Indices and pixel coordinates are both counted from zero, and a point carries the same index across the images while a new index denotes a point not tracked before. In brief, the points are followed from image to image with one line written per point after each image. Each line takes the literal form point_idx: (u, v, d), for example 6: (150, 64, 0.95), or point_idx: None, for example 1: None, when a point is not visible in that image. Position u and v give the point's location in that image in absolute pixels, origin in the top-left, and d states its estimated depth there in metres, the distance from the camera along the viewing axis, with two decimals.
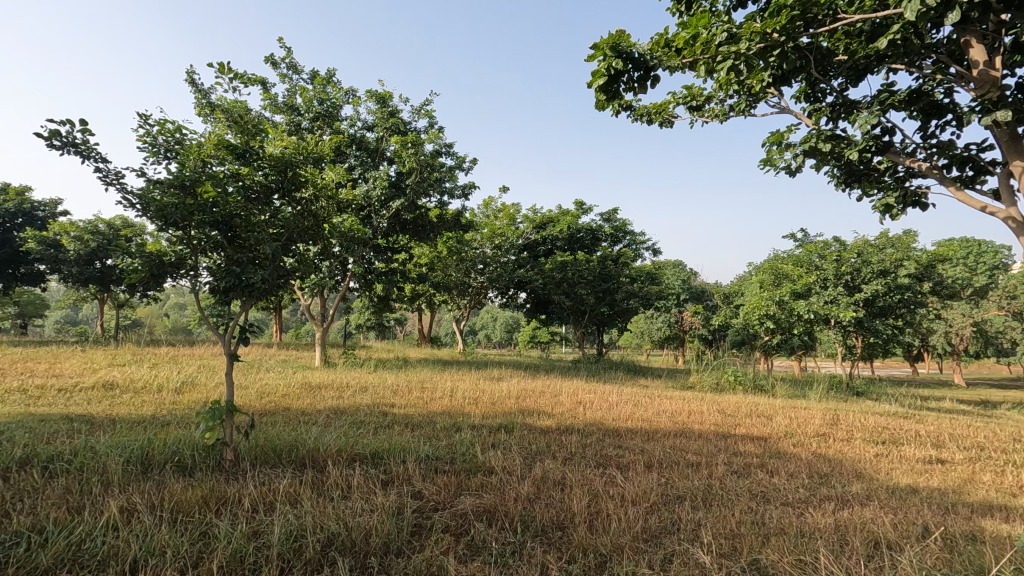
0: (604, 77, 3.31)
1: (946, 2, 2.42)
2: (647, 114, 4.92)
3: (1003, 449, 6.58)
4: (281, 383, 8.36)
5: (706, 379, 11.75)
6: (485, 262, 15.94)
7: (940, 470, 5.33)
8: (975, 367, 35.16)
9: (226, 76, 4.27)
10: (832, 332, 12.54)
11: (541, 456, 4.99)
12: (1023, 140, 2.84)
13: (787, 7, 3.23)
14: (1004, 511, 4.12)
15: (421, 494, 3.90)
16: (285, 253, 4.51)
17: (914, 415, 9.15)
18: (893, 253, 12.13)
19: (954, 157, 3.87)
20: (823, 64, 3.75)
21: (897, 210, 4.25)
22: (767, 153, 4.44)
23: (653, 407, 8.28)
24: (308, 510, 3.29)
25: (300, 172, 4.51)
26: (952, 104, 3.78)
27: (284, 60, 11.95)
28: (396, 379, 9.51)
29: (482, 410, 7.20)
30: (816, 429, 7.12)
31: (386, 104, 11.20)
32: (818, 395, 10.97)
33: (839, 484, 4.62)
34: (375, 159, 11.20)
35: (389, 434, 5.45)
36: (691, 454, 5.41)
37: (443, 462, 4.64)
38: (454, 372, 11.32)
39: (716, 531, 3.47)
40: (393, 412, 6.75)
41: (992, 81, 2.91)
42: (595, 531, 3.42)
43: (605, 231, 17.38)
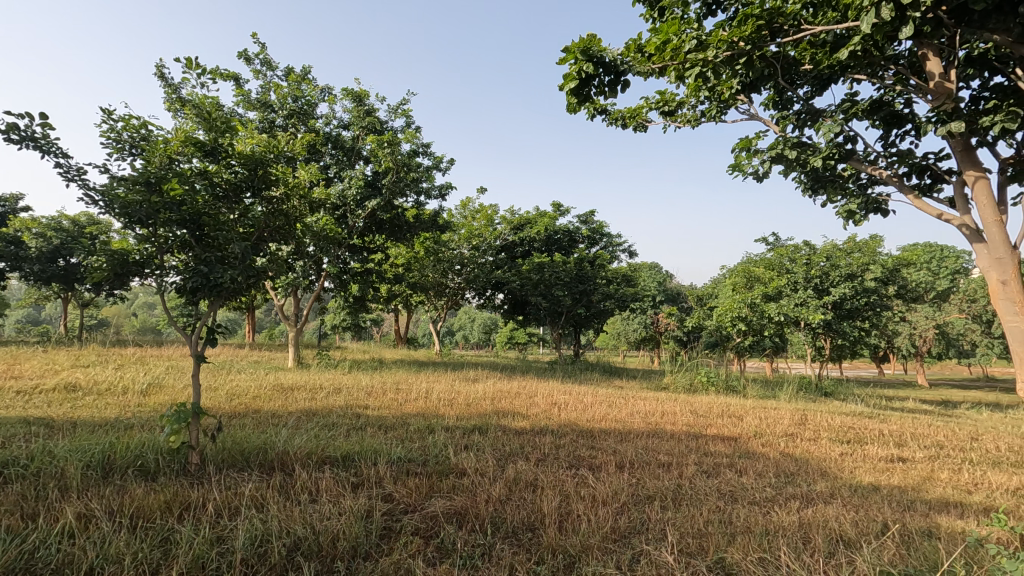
0: (575, 81, 3.33)
1: (901, 15, 2.50)
2: (622, 118, 4.97)
3: (961, 447, 6.82)
4: (253, 385, 8.19)
5: (680, 380, 11.94)
6: (463, 262, 15.90)
7: (901, 468, 5.50)
8: (939, 368, 36.30)
9: (194, 71, 4.17)
10: (802, 334, 12.85)
11: (515, 458, 5.00)
12: (975, 151, 2.95)
13: (753, 16, 3.30)
14: (959, 507, 4.28)
15: (391, 496, 3.87)
16: (256, 252, 4.43)
17: (878, 415, 9.43)
18: (860, 257, 12.44)
19: (914, 165, 4.01)
20: (789, 73, 3.84)
21: (859, 216, 4.37)
22: (736, 158, 4.52)
23: (627, 407, 8.37)
24: (274, 515, 3.23)
25: (271, 170, 4.43)
26: (912, 114, 3.90)
27: (257, 56, 11.73)
28: (370, 381, 9.42)
29: (457, 411, 7.18)
30: (784, 429, 7.27)
31: (362, 103, 11.07)
32: (788, 395, 11.23)
33: (804, 482, 4.73)
34: (351, 158, 11.06)
35: (361, 436, 5.40)
36: (662, 454, 5.47)
37: (415, 464, 4.62)
38: (430, 374, 11.27)
39: (684, 531, 3.53)
40: (367, 413, 6.68)
41: (946, 93, 3.02)
42: (565, 532, 3.44)
43: (582, 233, 17.51)
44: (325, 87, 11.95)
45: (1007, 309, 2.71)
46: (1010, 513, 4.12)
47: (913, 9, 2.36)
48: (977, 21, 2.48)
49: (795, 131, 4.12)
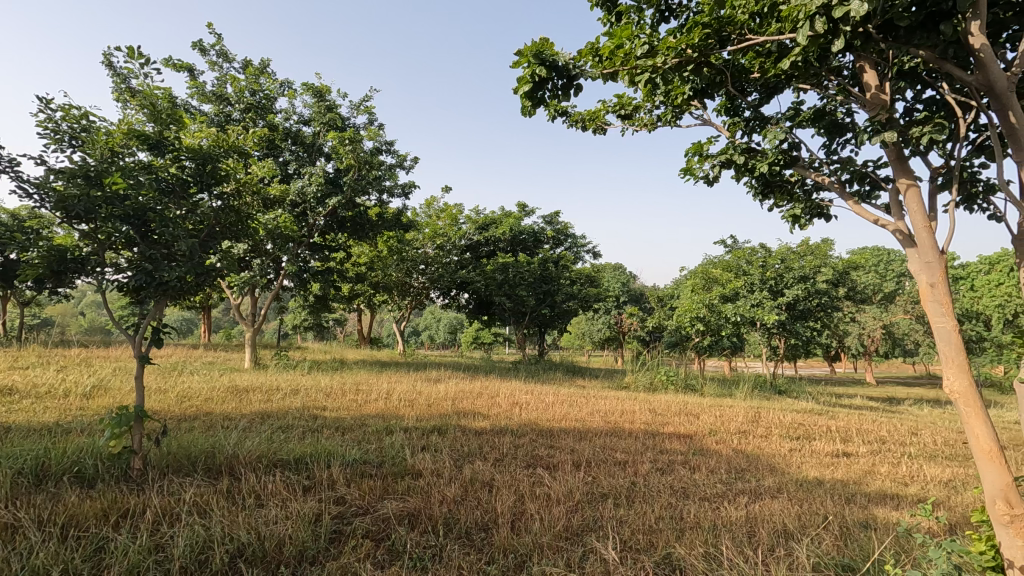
0: (529, 84, 3.26)
1: (834, 28, 2.60)
2: (582, 120, 5.03)
3: (901, 442, 7.16)
4: (206, 387, 7.92)
5: (640, 380, 12.14)
6: (427, 262, 15.76)
7: (845, 462, 5.73)
8: (885, 366, 37.97)
9: (140, 61, 4.02)
10: (757, 333, 13.26)
11: (473, 458, 5.00)
12: (907, 159, 3.09)
13: (702, 25, 3.37)
14: (894, 499, 4.49)
15: (343, 500, 3.79)
16: (205, 250, 4.26)
17: (827, 412, 9.80)
18: (812, 260, 12.88)
19: (854, 172, 4.16)
20: (738, 80, 3.93)
21: (804, 221, 4.52)
22: (688, 162, 4.59)
23: (588, 406, 8.45)
24: (217, 520, 3.13)
25: (221, 165, 4.29)
26: (852, 124, 4.04)
27: (213, 47, 11.36)
28: (330, 382, 9.23)
29: (417, 412, 7.11)
30: (738, 426, 7.48)
31: (323, 98, 10.84)
32: (743, 393, 11.56)
33: (753, 478, 4.89)
34: (311, 154, 10.80)
35: (317, 438, 5.30)
36: (619, 453, 5.55)
37: (370, 466, 4.55)
38: (391, 374, 11.14)
39: (635, 527, 3.59)
40: (324, 415, 6.56)
41: (882, 105, 3.15)
42: (517, 531, 3.45)
43: (547, 233, 17.63)
44: (284, 82, 11.67)
45: (935, 311, 2.64)
46: (940, 504, 4.35)
47: (844, 23, 2.46)
48: (903, 37, 2.61)
49: (744, 137, 4.22)
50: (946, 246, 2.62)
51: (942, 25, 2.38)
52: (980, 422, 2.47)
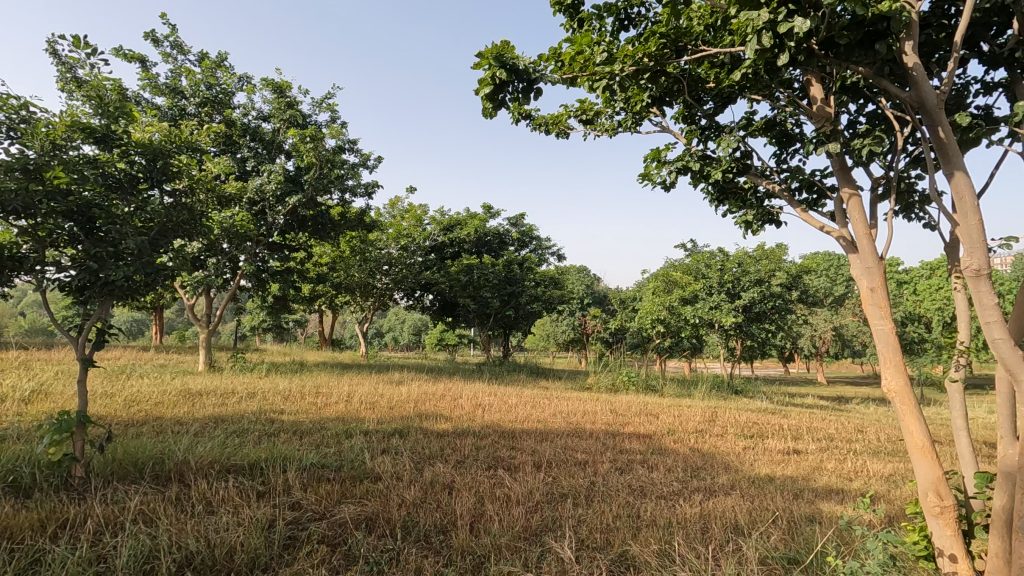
0: (489, 87, 3.01)
1: (781, 43, 2.71)
2: (546, 124, 5.06)
3: (848, 439, 7.49)
4: (156, 390, 7.62)
5: (602, 380, 12.30)
6: (391, 262, 15.58)
7: (795, 459, 5.96)
8: (836, 366, 39.63)
9: (85, 51, 3.86)
10: (715, 335, 13.63)
11: (433, 460, 4.98)
12: (849, 169, 3.24)
13: (658, 36, 3.46)
14: (839, 494, 4.70)
15: (298, 505, 3.71)
16: (156, 249, 4.09)
17: (780, 411, 10.14)
18: (768, 264, 13.31)
19: (803, 181, 4.33)
20: (695, 89, 4.02)
21: (756, 226, 4.67)
22: (646, 168, 4.67)
23: (550, 408, 8.51)
24: (165, 529, 3.03)
25: (173, 161, 4.15)
26: (801, 134, 4.20)
27: (167, 38, 10.95)
28: (289, 385, 9.03)
29: (378, 414, 7.03)
30: (696, 426, 7.67)
31: (284, 94, 10.58)
32: (701, 394, 11.84)
33: (708, 476, 5.03)
34: (271, 152, 10.52)
35: (273, 442, 5.17)
36: (580, 453, 5.63)
37: (328, 470, 4.47)
38: (353, 377, 10.96)
39: (593, 526, 3.64)
40: (281, 419, 6.41)
41: (827, 118, 3.29)
42: (476, 533, 3.46)
43: (512, 235, 17.70)
44: (243, 76, 11.36)
45: (873, 314, 2.77)
46: (880, 497, 4.58)
47: (789, 39, 2.57)
48: (843, 53, 2.75)
49: (701, 144, 4.34)
50: (885, 253, 2.75)
51: (879, 44, 2.51)
52: (914, 419, 2.60)
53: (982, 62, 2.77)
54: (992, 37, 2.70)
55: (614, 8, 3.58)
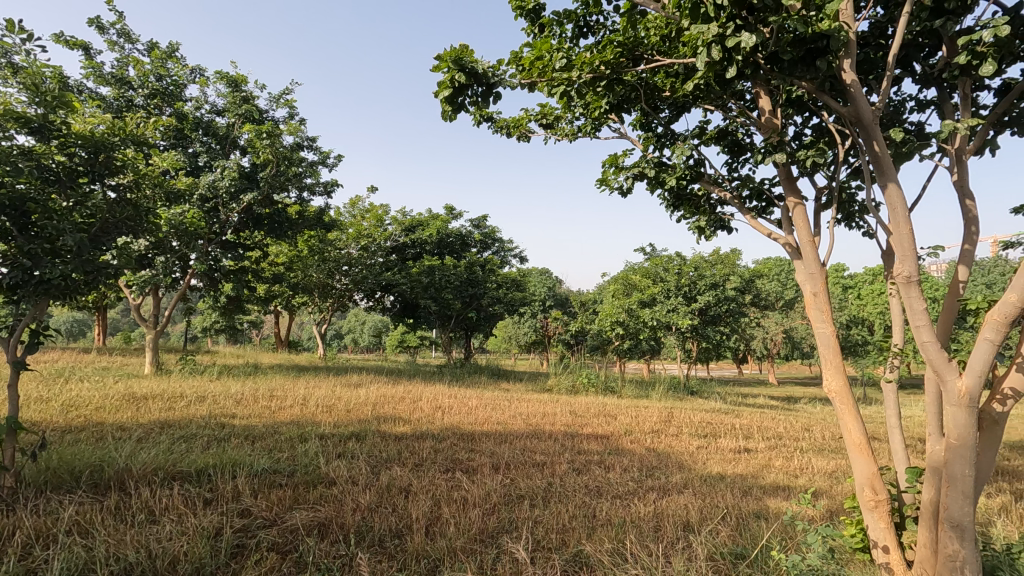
0: (448, 90, 2.90)
1: (729, 57, 2.80)
2: (507, 127, 5.08)
3: (795, 437, 7.80)
4: (97, 394, 7.25)
5: (563, 382, 12.39)
6: (350, 263, 15.21)
7: (745, 458, 6.17)
8: (787, 368, 41.27)
9: (19, 36, 3.64)
10: (672, 337, 13.96)
11: (390, 463, 4.92)
12: (795, 179, 3.38)
13: (614, 45, 3.52)
14: (785, 490, 4.89)
15: (248, 512, 3.59)
16: (97, 247, 3.88)
17: (733, 411, 10.48)
18: (722, 268, 13.72)
19: (753, 189, 4.48)
20: (651, 98, 4.10)
21: (708, 232, 4.80)
22: (604, 173, 4.72)
23: (510, 409, 8.53)
24: (103, 540, 2.90)
25: (116, 155, 3.95)
26: (751, 144, 4.35)
27: (113, 25, 10.45)
28: (242, 388, 8.76)
29: (335, 418, 6.89)
30: (652, 426, 7.83)
31: (239, 88, 10.25)
32: (659, 395, 12.10)
33: (662, 475, 5.15)
34: (225, 147, 10.16)
35: (223, 448, 4.99)
36: (538, 454, 5.67)
37: (280, 475, 4.36)
38: (309, 379, 10.70)
39: (549, 527, 3.67)
40: (232, 423, 6.20)
41: (774, 129, 3.42)
42: (432, 536, 3.42)
43: (474, 237, 17.68)
44: (195, 68, 10.94)
45: (817, 318, 2.90)
46: (822, 493, 4.80)
47: (737, 53, 2.66)
48: (788, 69, 2.85)
49: (657, 151, 4.43)
50: (826, 260, 2.89)
51: (819, 61, 2.63)
52: (852, 418, 2.74)
53: (915, 81, 2.93)
54: (924, 58, 2.86)
55: (573, 15, 3.62)
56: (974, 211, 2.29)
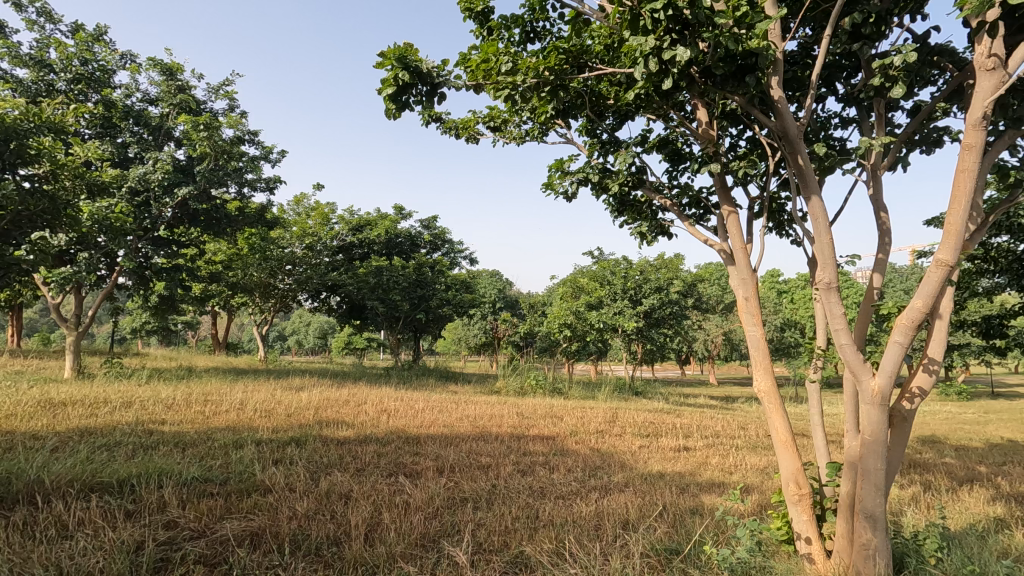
0: (392, 88, 2.82)
1: (666, 69, 2.89)
2: (456, 128, 5.06)
3: (731, 435, 8.14)
4: (7, 400, 6.69)
5: (511, 384, 12.37)
6: (294, 262, 14.52)
7: (685, 456, 6.37)
8: (726, 368, 43.06)
9: None
10: (619, 339, 14.25)
11: (331, 469, 4.79)
12: (729, 188, 3.52)
13: (558, 52, 3.57)
14: (720, 487, 5.09)
15: (174, 523, 3.40)
16: (7, 241, 3.59)
17: (675, 411, 10.81)
18: (667, 272, 14.13)
19: (692, 197, 4.63)
20: (596, 105, 4.16)
21: (649, 237, 4.91)
22: (550, 177, 4.75)
23: (457, 412, 8.48)
24: (6, 560, 2.66)
25: (30, 143, 3.67)
26: (691, 154, 4.49)
27: (33, 4, 9.71)
28: (173, 392, 8.28)
29: (273, 423, 6.63)
30: (597, 427, 7.96)
31: (174, 77, 9.75)
32: (604, 396, 12.32)
33: (605, 475, 5.25)
34: (158, 138, 9.62)
35: (149, 456, 4.71)
36: (484, 457, 5.65)
37: (212, 484, 4.16)
38: (248, 382, 10.26)
39: (491, 529, 3.67)
40: (162, 429, 5.86)
41: (710, 140, 3.55)
42: (371, 543, 3.35)
43: (424, 238, 17.51)
44: (125, 53, 10.32)
45: (747, 321, 3.04)
46: (754, 488, 5.03)
47: (672, 66, 2.75)
48: (720, 82, 2.96)
49: (601, 158, 4.51)
50: (756, 266, 3.03)
51: (749, 77, 2.75)
52: (778, 416, 2.88)
53: (837, 100, 3.12)
54: (845, 78, 3.05)
55: (520, 20, 3.64)
56: (887, 223, 2.46)
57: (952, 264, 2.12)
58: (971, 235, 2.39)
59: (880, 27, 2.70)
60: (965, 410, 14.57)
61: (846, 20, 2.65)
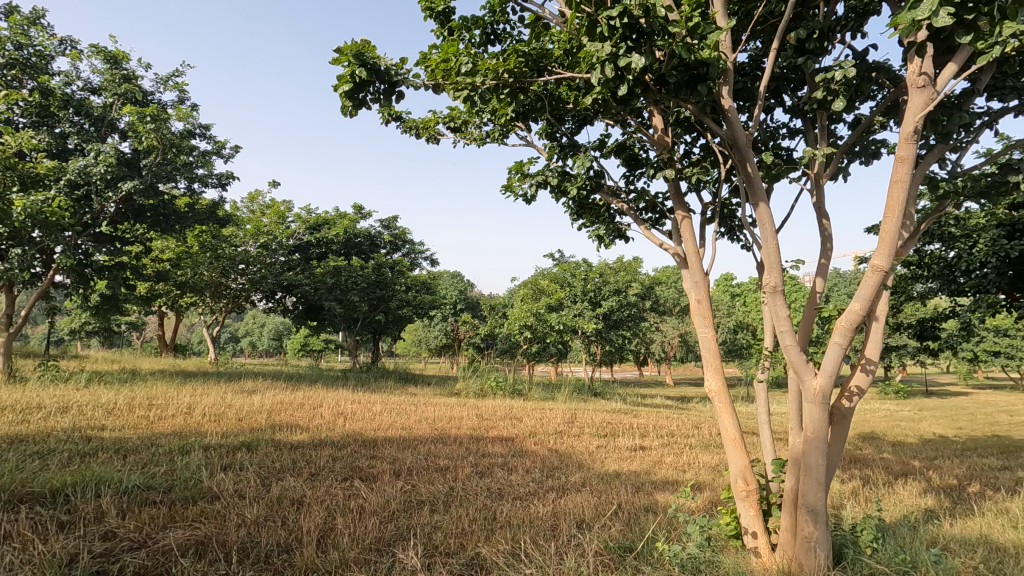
0: (349, 85, 2.75)
1: (622, 75, 2.93)
2: (416, 128, 5.02)
3: (685, 434, 8.36)
4: None
5: (471, 386, 12.29)
6: (247, 262, 13.82)
7: (640, 455, 6.50)
8: (682, 368, 44.23)
9: None
10: (578, 341, 14.41)
11: (283, 474, 4.65)
12: (684, 194, 3.60)
13: (518, 55, 3.57)
14: (673, 484, 5.22)
15: (113, 534, 3.24)
16: None
17: (632, 411, 11.02)
18: (625, 275, 14.40)
19: (648, 202, 4.72)
20: (556, 109, 4.18)
21: (607, 240, 4.98)
22: (509, 179, 4.76)
23: (415, 413, 8.40)
24: None
25: None
26: (647, 158, 4.58)
27: None
28: (115, 396, 7.88)
29: (223, 427, 6.40)
30: (555, 428, 8.03)
31: (118, 66, 9.30)
32: (563, 397, 12.44)
33: (562, 475, 5.31)
34: (100, 129, 9.13)
35: (86, 463, 4.47)
36: (441, 459, 5.61)
37: (155, 492, 3.97)
38: (197, 385, 9.88)
39: (447, 532, 3.64)
40: (101, 436, 5.57)
41: (665, 146, 3.64)
42: (324, 549, 3.27)
43: (384, 238, 17.29)
44: (65, 39, 9.76)
45: (699, 322, 3.13)
46: (705, 486, 5.18)
47: (628, 73, 2.79)
48: (674, 90, 3.03)
49: (561, 161, 4.55)
50: (708, 269, 3.12)
51: (701, 86, 2.83)
52: (728, 415, 2.97)
53: (784, 111, 3.25)
54: (792, 90, 3.18)
55: (480, 21, 3.64)
56: (828, 230, 2.58)
57: (886, 269, 2.24)
58: (903, 242, 2.53)
59: (823, 44, 2.83)
60: (901, 408, 15.43)
61: (792, 35, 2.76)
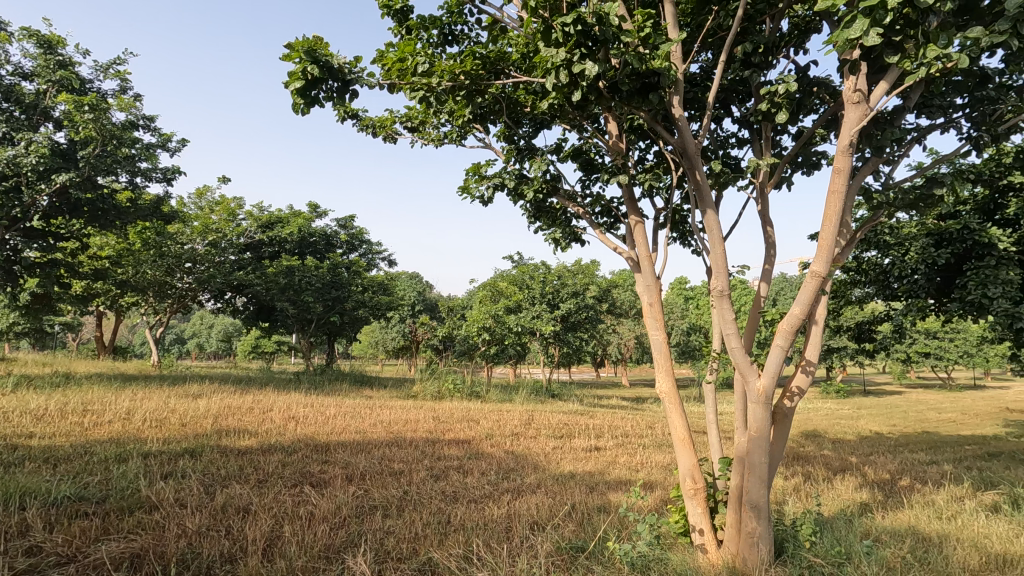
0: (300, 82, 2.69)
1: (576, 81, 2.97)
2: (373, 126, 4.95)
3: (638, 434, 8.53)
4: None
5: (428, 388, 12.12)
6: (194, 260, 13.16)
7: (595, 456, 6.58)
8: (638, 368, 45.12)
9: None
10: (536, 343, 14.48)
11: (229, 481, 4.48)
12: (638, 198, 3.66)
13: (475, 57, 3.56)
14: (627, 484, 5.32)
15: (38, 549, 3.04)
16: None
17: (588, 412, 11.16)
18: (583, 278, 14.60)
19: (603, 206, 4.78)
20: (514, 113, 4.19)
21: (563, 243, 5.01)
22: (466, 180, 4.74)
23: (370, 417, 8.25)
24: None
25: None
26: (603, 163, 4.64)
27: None
28: (46, 402, 7.41)
29: (165, 433, 6.10)
30: (511, 429, 8.04)
31: (53, 51, 8.75)
32: (521, 399, 12.48)
33: (518, 476, 5.32)
34: (32, 118, 8.55)
35: (11, 474, 4.18)
36: (396, 462, 5.53)
37: (88, 503, 3.75)
38: (138, 390, 9.39)
39: (400, 537, 3.59)
40: (29, 443, 5.22)
41: (619, 152, 3.71)
42: (269, 558, 3.16)
43: (340, 237, 16.94)
44: None
45: (651, 325, 3.19)
46: (657, 484, 5.30)
47: (582, 79, 2.83)
48: (627, 98, 3.08)
49: (518, 164, 4.57)
50: (660, 273, 3.19)
51: (652, 94, 2.90)
52: (677, 416, 3.04)
53: (733, 121, 3.36)
54: (739, 101, 3.29)
55: (437, 21, 3.61)
56: (771, 236, 2.69)
57: (824, 275, 2.35)
58: (841, 249, 2.65)
59: (767, 58, 2.95)
60: (841, 406, 16.22)
61: (739, 48, 2.86)
